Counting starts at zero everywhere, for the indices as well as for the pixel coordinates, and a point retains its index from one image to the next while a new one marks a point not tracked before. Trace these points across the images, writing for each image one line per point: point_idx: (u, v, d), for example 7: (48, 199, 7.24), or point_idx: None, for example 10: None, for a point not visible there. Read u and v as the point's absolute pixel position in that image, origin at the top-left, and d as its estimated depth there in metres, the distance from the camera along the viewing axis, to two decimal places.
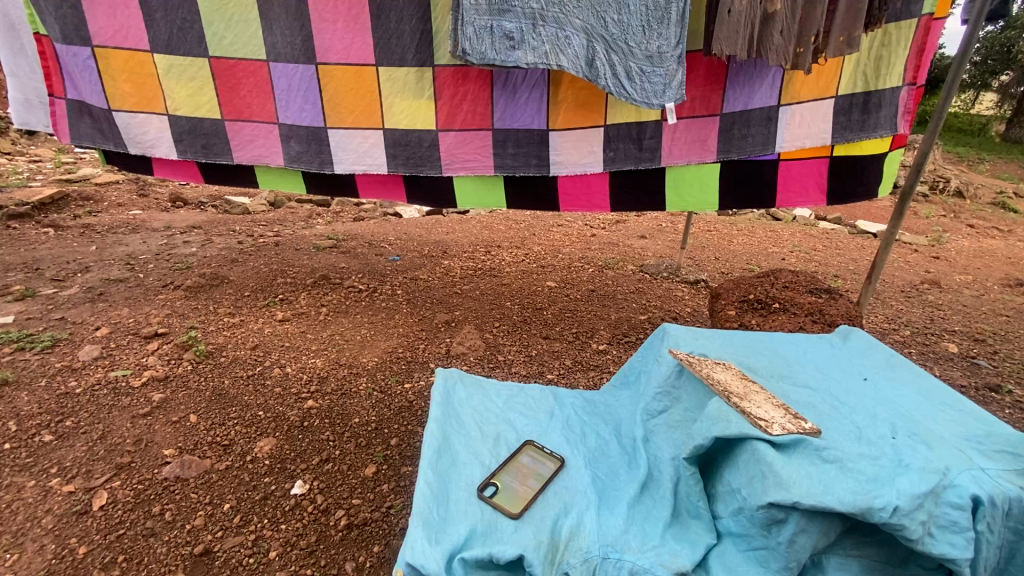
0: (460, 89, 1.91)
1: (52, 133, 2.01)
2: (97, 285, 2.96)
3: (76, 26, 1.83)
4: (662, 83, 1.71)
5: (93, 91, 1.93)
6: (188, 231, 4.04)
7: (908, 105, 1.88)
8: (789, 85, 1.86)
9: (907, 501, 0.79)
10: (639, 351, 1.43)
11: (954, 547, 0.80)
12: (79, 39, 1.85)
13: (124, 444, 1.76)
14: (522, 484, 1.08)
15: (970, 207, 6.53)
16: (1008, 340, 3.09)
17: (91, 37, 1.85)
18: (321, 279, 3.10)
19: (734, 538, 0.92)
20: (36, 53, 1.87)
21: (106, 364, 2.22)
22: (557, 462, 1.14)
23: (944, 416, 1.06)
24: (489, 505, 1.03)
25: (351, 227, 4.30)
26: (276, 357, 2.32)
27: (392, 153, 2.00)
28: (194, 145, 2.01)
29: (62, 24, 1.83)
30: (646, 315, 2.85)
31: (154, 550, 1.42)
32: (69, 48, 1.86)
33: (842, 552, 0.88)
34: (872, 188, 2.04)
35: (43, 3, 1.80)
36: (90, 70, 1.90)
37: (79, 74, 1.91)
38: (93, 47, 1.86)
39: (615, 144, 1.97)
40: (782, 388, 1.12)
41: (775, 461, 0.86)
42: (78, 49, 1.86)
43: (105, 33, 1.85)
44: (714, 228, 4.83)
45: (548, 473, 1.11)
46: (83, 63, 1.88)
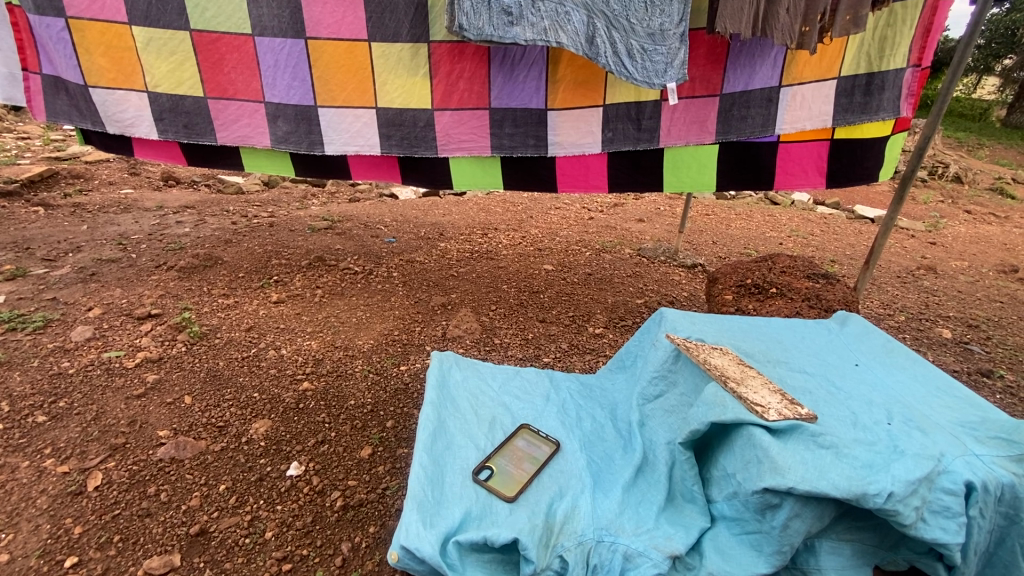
0: (456, 66, 1.86)
1: (26, 110, 1.96)
2: (90, 265, 2.93)
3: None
4: (662, 63, 1.67)
5: (69, 66, 1.87)
6: (181, 211, 3.99)
7: (912, 88, 1.84)
8: (792, 65, 1.82)
9: (902, 487, 0.78)
10: (635, 335, 1.43)
11: (946, 531, 0.81)
12: (53, 10, 1.79)
13: (119, 425, 1.76)
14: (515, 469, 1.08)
15: (969, 192, 6.51)
16: (1001, 326, 3.11)
17: (66, 7, 1.79)
18: (316, 261, 3.08)
19: (727, 522, 0.92)
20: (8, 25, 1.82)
21: (99, 345, 2.20)
22: (553, 446, 1.14)
23: (939, 401, 1.06)
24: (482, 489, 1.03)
25: (347, 208, 4.26)
26: (270, 339, 2.31)
27: (385, 133, 1.96)
28: (175, 124, 1.97)
29: None
30: (642, 299, 2.84)
31: (150, 530, 1.42)
32: (42, 19, 1.80)
33: (835, 536, 0.88)
34: (872, 172, 2.00)
35: None
36: (65, 43, 1.83)
37: (52, 47, 1.85)
38: (67, 18, 1.80)
39: (613, 125, 1.93)
40: (778, 373, 1.11)
41: (771, 447, 0.86)
42: (51, 20, 1.80)
43: (80, 3, 1.79)
44: (712, 212, 4.81)
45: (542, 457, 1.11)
46: (57, 35, 1.82)
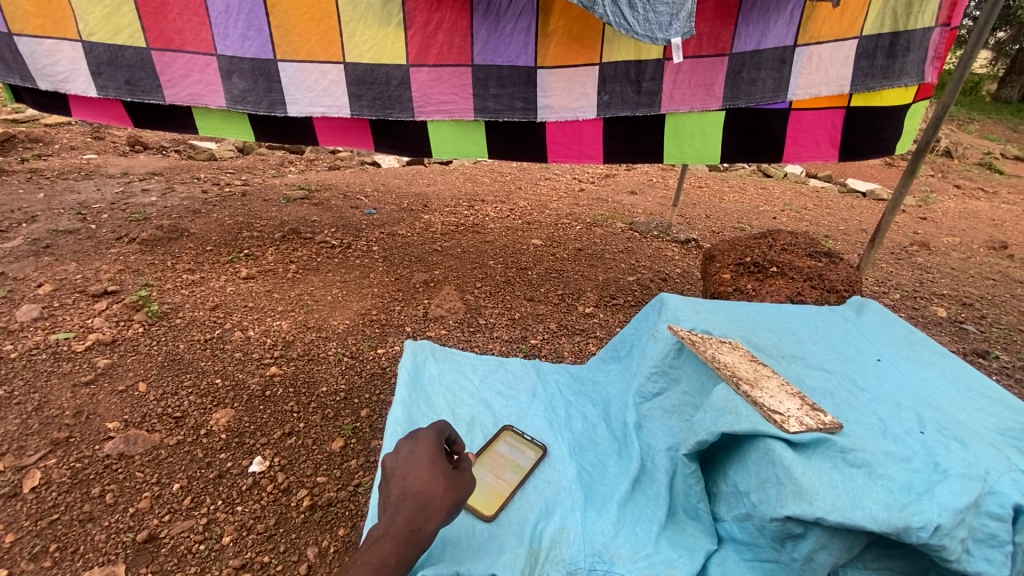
0: (434, 15, 1.66)
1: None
2: (44, 237, 2.71)
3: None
4: (667, 14, 1.48)
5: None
6: (148, 178, 3.74)
7: (938, 50, 1.68)
8: (809, 22, 1.64)
9: (950, 517, 0.66)
10: (632, 323, 1.29)
11: (991, 563, 0.70)
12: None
13: (63, 417, 1.60)
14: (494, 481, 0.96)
15: (959, 167, 6.41)
16: (995, 305, 3.03)
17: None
18: (290, 233, 2.88)
19: (737, 545, 0.81)
20: None
21: (47, 325, 2.02)
22: (537, 451, 1.02)
23: (974, 404, 0.94)
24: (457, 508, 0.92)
25: (325, 177, 4.03)
26: (237, 319, 2.14)
27: (355, 93, 1.76)
28: (116, 79, 1.77)
29: None
30: (635, 277, 2.70)
31: (92, 537, 1.28)
32: None
33: (860, 564, 0.77)
34: (888, 144, 1.85)
35: None
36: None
37: None
38: None
39: (610, 86, 1.75)
40: (794, 371, 0.98)
41: (794, 466, 0.73)
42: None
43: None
44: (706, 184, 4.66)
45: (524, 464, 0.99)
46: None
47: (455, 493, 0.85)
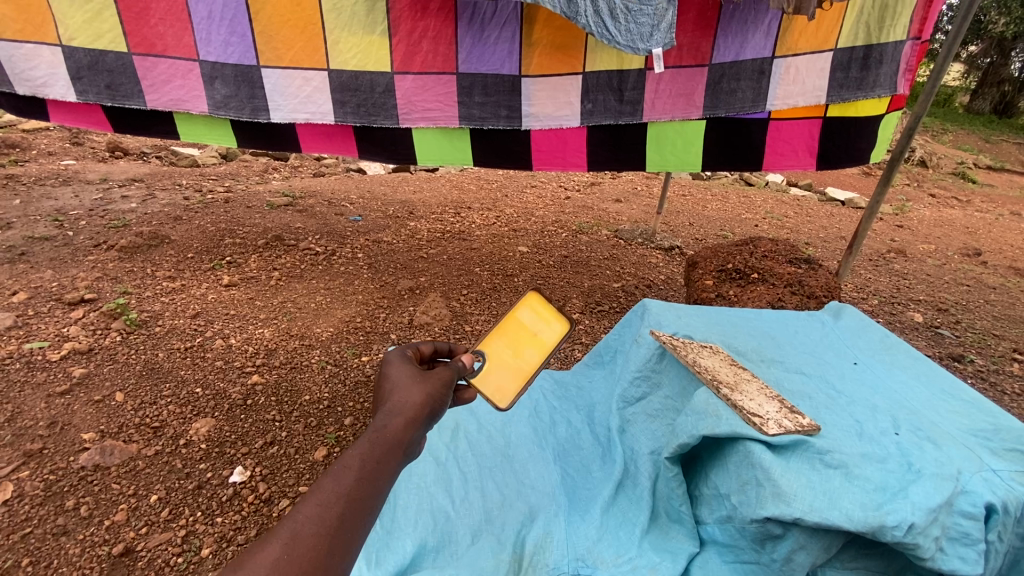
0: (419, 23, 1.67)
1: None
2: (18, 243, 2.64)
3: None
4: (648, 25, 1.51)
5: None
6: (127, 184, 3.68)
7: (910, 62, 1.73)
8: (786, 34, 1.69)
9: (924, 517, 0.67)
10: (615, 329, 1.30)
11: (965, 562, 0.72)
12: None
13: (37, 428, 1.57)
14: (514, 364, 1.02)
15: (933, 176, 6.59)
16: (969, 310, 3.10)
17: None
18: (273, 240, 2.85)
19: (719, 548, 0.81)
20: None
21: (22, 334, 1.97)
22: (556, 326, 1.06)
23: (947, 405, 0.96)
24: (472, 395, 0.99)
25: (310, 184, 4.00)
26: (219, 327, 2.11)
27: (339, 99, 1.76)
28: (96, 83, 1.75)
29: None
30: (619, 283, 2.73)
31: (66, 551, 1.25)
32: None
33: (838, 564, 0.77)
34: (863, 154, 1.90)
35: None
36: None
37: None
38: None
39: (594, 95, 1.77)
40: (773, 375, 1.00)
41: (772, 467, 0.74)
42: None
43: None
44: (690, 193, 4.72)
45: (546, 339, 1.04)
46: None
47: (431, 393, 0.84)
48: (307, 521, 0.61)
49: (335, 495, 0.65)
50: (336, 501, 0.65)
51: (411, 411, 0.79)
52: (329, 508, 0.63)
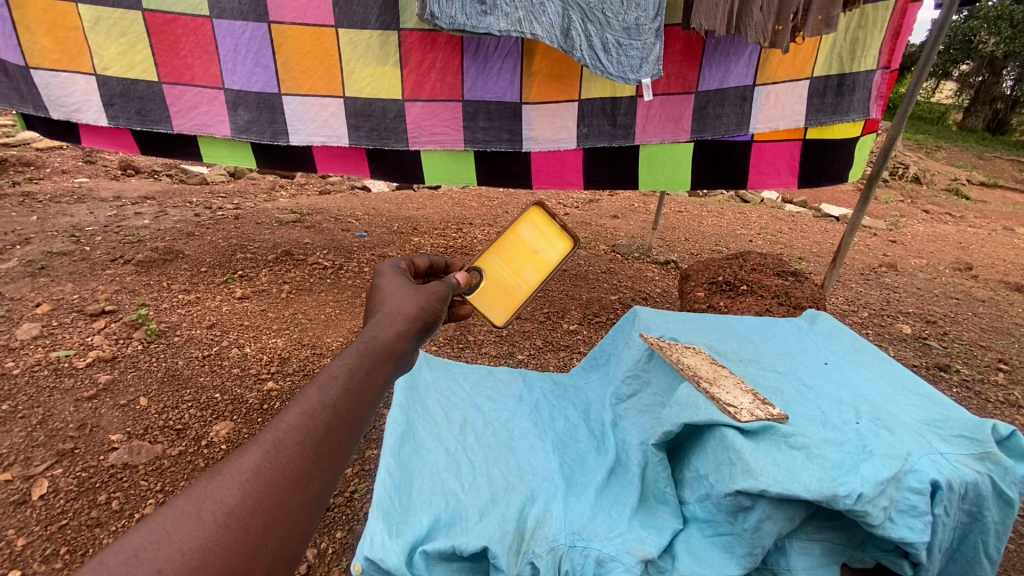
0: (428, 55, 1.83)
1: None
2: (39, 258, 2.76)
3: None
4: (638, 57, 1.68)
5: (8, 45, 1.77)
6: (140, 202, 3.81)
7: (880, 89, 1.89)
8: (766, 64, 1.83)
9: (871, 487, 0.79)
10: (609, 334, 1.41)
11: (912, 530, 0.81)
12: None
13: (67, 429, 1.68)
14: (516, 283, 1.28)
15: (926, 192, 6.75)
16: (957, 322, 3.19)
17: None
18: (283, 255, 2.97)
19: (700, 524, 0.91)
20: None
21: (47, 343, 2.08)
22: (553, 239, 1.31)
23: (906, 399, 1.07)
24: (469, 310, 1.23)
25: (317, 201, 4.14)
26: (234, 337, 2.22)
27: (353, 124, 1.91)
28: (127, 110, 1.88)
29: None
30: (616, 295, 2.84)
31: (100, 541, 1.35)
32: None
33: (804, 535, 0.88)
34: (841, 173, 2.04)
35: None
36: (3, 20, 1.74)
37: None
38: None
39: (589, 120, 1.91)
40: (750, 372, 1.12)
41: (743, 448, 0.85)
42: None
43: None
44: (685, 209, 4.87)
45: (549, 261, 1.31)
46: None
47: (421, 311, 0.89)
48: (285, 433, 0.63)
49: (314, 411, 0.66)
50: (315, 417, 0.66)
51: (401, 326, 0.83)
52: (309, 421, 0.65)
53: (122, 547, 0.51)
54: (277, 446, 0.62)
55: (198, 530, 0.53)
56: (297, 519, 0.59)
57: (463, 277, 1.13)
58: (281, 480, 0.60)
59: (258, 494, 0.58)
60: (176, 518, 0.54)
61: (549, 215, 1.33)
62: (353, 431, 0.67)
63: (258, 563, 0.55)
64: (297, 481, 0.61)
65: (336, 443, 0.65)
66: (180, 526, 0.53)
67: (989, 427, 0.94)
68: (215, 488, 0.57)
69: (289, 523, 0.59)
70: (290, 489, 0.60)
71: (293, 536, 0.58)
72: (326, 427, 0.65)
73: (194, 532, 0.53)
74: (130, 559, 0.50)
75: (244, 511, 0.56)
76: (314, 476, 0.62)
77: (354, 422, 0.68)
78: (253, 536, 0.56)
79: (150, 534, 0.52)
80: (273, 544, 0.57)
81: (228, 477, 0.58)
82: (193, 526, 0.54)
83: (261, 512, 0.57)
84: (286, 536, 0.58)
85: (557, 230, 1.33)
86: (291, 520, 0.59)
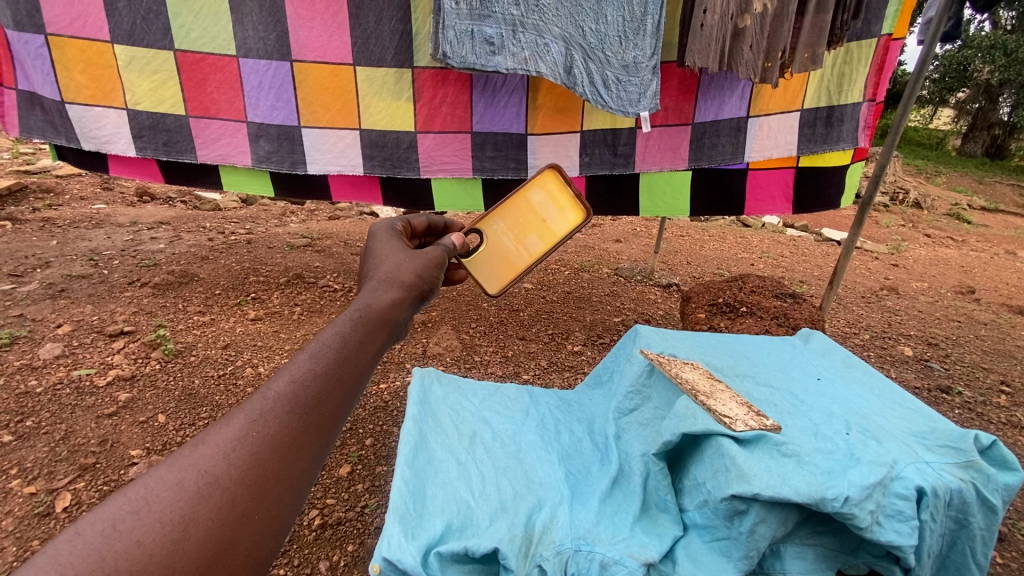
0: (439, 90, 1.96)
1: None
2: (59, 281, 2.85)
3: (29, 13, 1.81)
4: (636, 92, 1.79)
5: (46, 82, 1.89)
6: (155, 227, 3.93)
7: (868, 120, 1.99)
8: (758, 98, 1.95)
9: (857, 491, 0.84)
10: (612, 352, 1.48)
11: (899, 534, 0.84)
12: (33, 26, 1.82)
13: (88, 445, 1.75)
14: (518, 250, 1.35)
15: (928, 217, 6.82)
16: (959, 344, 3.20)
17: (46, 24, 1.83)
18: (295, 278, 3.06)
19: (699, 530, 0.96)
20: None
21: (68, 363, 2.15)
22: (561, 211, 1.34)
23: (894, 412, 1.13)
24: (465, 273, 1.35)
25: (327, 226, 4.25)
26: (248, 357, 2.29)
27: (368, 154, 2.03)
28: (155, 141, 2.00)
29: (15, 11, 1.80)
30: (620, 317, 2.91)
31: None
32: (20, 35, 1.83)
33: (798, 541, 0.93)
34: (834, 199, 2.14)
35: None
36: (43, 59, 1.86)
37: (31, 63, 1.87)
38: (47, 34, 1.84)
39: (591, 150, 2.03)
40: (745, 387, 1.18)
41: (737, 455, 0.91)
42: (30, 37, 1.83)
43: (61, 21, 1.83)
44: (687, 234, 4.95)
45: (557, 231, 1.34)
46: (35, 51, 1.85)
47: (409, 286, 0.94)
48: (266, 408, 0.68)
49: (293, 389, 0.70)
50: (294, 394, 0.70)
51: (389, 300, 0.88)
52: (295, 393, 0.70)
53: (104, 515, 0.54)
54: (257, 420, 0.66)
55: (180, 500, 0.57)
56: (279, 489, 0.64)
57: (459, 240, 1.18)
58: (263, 452, 0.64)
59: (244, 463, 0.63)
60: (158, 487, 0.58)
61: (565, 180, 1.34)
62: (331, 408, 0.72)
63: (242, 530, 0.60)
64: (278, 453, 0.65)
65: (316, 419, 0.70)
66: (161, 496, 0.57)
67: (972, 437, 0.99)
68: (195, 460, 0.61)
69: (272, 493, 0.63)
70: (272, 460, 0.64)
71: (277, 505, 0.63)
72: (305, 404, 0.70)
73: (176, 502, 0.57)
74: (108, 528, 0.53)
75: (226, 480, 0.61)
76: (301, 444, 0.68)
77: (335, 398, 0.73)
78: (236, 504, 0.60)
79: (129, 504, 0.55)
80: (256, 512, 0.61)
81: (209, 449, 0.62)
82: (177, 493, 0.58)
83: (244, 482, 0.61)
84: (268, 503, 0.62)
85: (570, 198, 1.34)
86: (279, 485, 0.64)
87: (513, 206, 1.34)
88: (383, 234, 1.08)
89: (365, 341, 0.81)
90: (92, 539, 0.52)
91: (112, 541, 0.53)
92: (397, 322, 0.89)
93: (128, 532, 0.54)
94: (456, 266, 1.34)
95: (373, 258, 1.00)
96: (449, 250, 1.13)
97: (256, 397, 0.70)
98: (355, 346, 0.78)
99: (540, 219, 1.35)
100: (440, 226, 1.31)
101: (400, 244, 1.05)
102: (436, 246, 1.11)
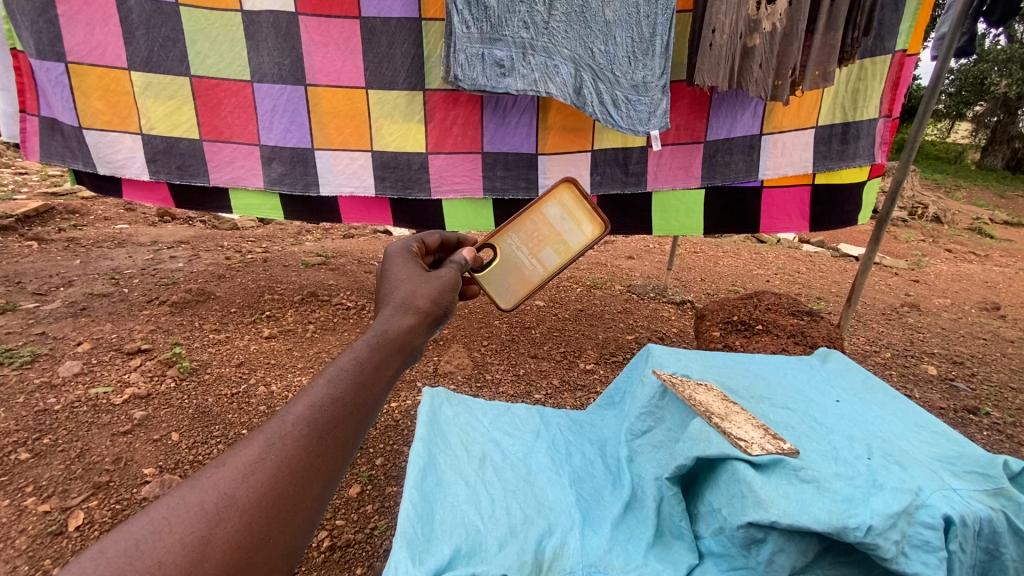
0: (449, 112, 1.99)
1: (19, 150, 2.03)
2: (81, 300, 2.91)
3: (51, 41, 1.86)
4: (646, 112, 1.81)
5: (65, 109, 1.95)
6: (175, 246, 4.01)
7: (885, 136, 1.97)
8: (771, 115, 1.95)
9: (880, 520, 0.81)
10: (623, 372, 1.46)
11: (927, 566, 0.80)
12: (53, 54, 1.87)
13: (103, 463, 1.77)
14: (533, 265, 1.34)
15: (949, 231, 6.68)
16: (986, 363, 3.10)
17: (67, 53, 1.88)
18: (309, 296, 3.10)
19: (715, 559, 0.94)
20: (11, 69, 1.93)
21: (86, 381, 2.17)
22: (581, 224, 1.36)
23: (917, 436, 1.09)
24: (477, 289, 1.31)
25: (341, 244, 4.30)
26: (261, 374, 2.30)
27: (380, 175, 2.07)
28: (169, 165, 2.05)
29: (37, 39, 1.86)
30: (633, 335, 2.87)
31: None
32: (42, 62, 1.88)
33: (820, 571, 0.90)
34: (851, 215, 2.12)
35: (21, 19, 1.84)
36: (63, 86, 1.92)
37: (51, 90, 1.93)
38: (67, 62, 1.90)
39: (602, 168, 2.05)
40: (761, 409, 1.15)
41: (754, 480, 0.88)
42: (51, 64, 1.89)
43: (81, 49, 1.89)
44: (701, 250, 4.93)
45: (572, 246, 1.35)
46: (55, 78, 1.91)
47: (423, 312, 0.92)
48: (284, 431, 0.67)
49: (311, 413, 0.69)
50: (313, 418, 0.69)
51: (404, 329, 0.87)
52: (313, 416, 0.69)
53: (126, 535, 0.54)
54: (275, 443, 0.65)
55: (199, 522, 0.57)
56: (293, 512, 0.63)
57: (470, 255, 1.17)
58: (280, 475, 0.63)
59: (263, 487, 0.62)
60: (179, 508, 0.57)
61: (581, 195, 1.36)
62: (348, 433, 0.70)
63: (258, 553, 0.59)
64: (296, 477, 0.64)
65: (332, 443, 0.69)
66: (181, 517, 0.57)
67: (1001, 463, 0.95)
68: (215, 481, 0.61)
69: (286, 517, 0.62)
70: (289, 484, 0.64)
71: (290, 528, 0.62)
72: (322, 427, 0.69)
73: (196, 522, 0.57)
74: (130, 549, 0.53)
75: (245, 503, 0.60)
76: (316, 469, 0.66)
77: (351, 423, 0.71)
78: (252, 527, 0.59)
79: (150, 525, 0.55)
80: (271, 534, 0.61)
81: (227, 471, 0.61)
82: (196, 515, 0.57)
83: (260, 505, 0.61)
84: (284, 527, 0.62)
85: (587, 212, 1.37)
86: (294, 508, 0.63)
87: (529, 222, 1.35)
88: (399, 256, 1.06)
89: (381, 366, 0.80)
90: (115, 558, 0.52)
91: (132, 562, 0.52)
92: (414, 346, 0.88)
93: (148, 554, 0.54)
94: (469, 281, 1.31)
95: (389, 281, 0.98)
96: (462, 267, 1.12)
97: (275, 419, 0.68)
98: (372, 371, 0.77)
99: (557, 233, 1.35)
100: (453, 242, 1.30)
101: (416, 266, 1.03)
102: (450, 265, 1.09)
